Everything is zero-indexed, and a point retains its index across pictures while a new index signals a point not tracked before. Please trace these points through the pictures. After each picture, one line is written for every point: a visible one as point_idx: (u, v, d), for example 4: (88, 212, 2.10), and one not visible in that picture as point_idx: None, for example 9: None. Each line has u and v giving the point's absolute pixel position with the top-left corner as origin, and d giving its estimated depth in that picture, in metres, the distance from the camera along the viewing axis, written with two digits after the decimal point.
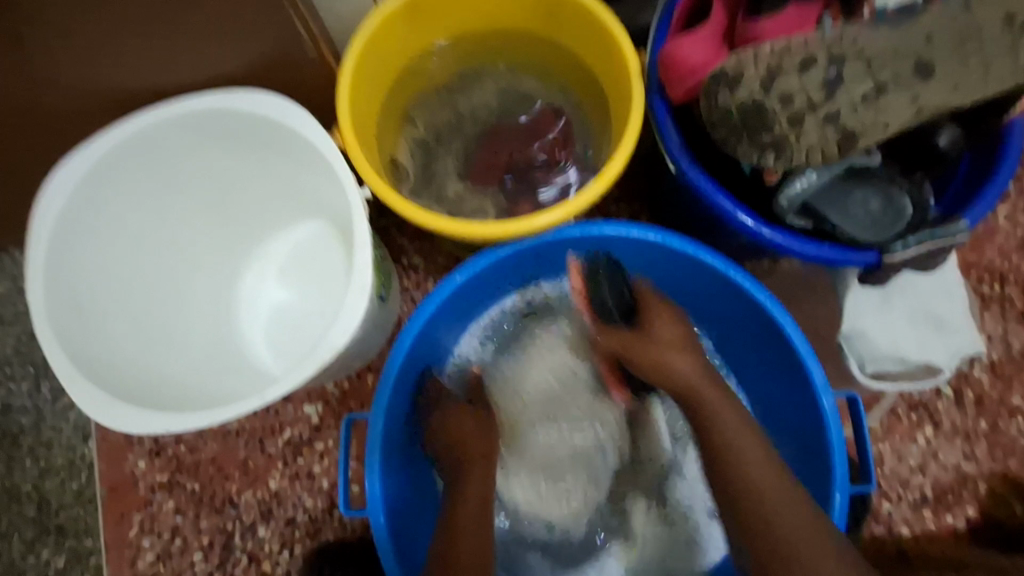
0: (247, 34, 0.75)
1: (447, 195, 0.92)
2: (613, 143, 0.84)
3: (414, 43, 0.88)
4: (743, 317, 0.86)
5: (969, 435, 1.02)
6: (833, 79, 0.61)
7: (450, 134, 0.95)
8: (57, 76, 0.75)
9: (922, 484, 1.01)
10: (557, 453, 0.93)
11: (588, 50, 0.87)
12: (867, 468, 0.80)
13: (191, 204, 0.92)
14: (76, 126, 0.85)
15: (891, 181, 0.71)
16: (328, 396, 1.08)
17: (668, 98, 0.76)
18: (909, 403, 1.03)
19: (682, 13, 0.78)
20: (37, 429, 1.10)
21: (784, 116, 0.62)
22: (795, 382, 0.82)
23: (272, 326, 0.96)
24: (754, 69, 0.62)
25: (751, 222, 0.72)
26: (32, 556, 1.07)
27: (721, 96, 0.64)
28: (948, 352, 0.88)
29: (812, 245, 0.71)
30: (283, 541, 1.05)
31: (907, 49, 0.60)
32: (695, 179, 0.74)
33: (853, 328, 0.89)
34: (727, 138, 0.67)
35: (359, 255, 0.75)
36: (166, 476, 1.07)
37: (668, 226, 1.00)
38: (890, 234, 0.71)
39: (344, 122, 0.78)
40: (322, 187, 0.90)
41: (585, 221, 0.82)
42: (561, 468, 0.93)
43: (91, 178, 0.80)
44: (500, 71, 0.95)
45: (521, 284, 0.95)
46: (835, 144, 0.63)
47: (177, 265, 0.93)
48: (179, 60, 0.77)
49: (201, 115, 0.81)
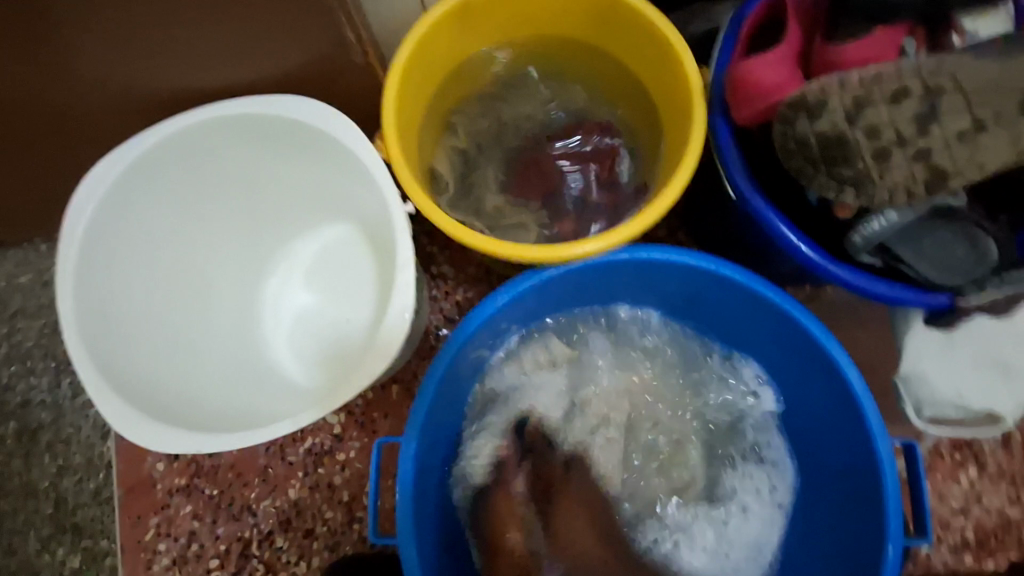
0: (292, 37, 0.71)
1: (485, 209, 0.87)
2: (666, 166, 0.79)
3: (462, 48, 0.85)
4: (790, 351, 0.82)
5: (1015, 478, 0.97)
6: (927, 113, 0.56)
7: (491, 144, 0.90)
8: (97, 73, 0.71)
9: (964, 527, 0.96)
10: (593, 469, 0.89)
11: (645, 64, 0.82)
12: (924, 521, 0.75)
13: (220, 206, 0.89)
14: (108, 125, 0.82)
15: (976, 224, 0.65)
16: (352, 407, 1.05)
17: (732, 120, 0.72)
18: (954, 441, 0.98)
19: (749, 31, 0.73)
20: (57, 425, 1.08)
21: (869, 150, 0.58)
22: (849, 424, 0.78)
23: (297, 333, 0.93)
24: (839, 98, 0.58)
25: (817, 255, 0.68)
26: (48, 554, 1.06)
27: (799, 125, 0.60)
28: (1015, 401, 0.83)
29: (882, 284, 0.67)
30: (301, 553, 1.02)
31: (1011, 85, 0.56)
32: (757, 208, 0.70)
33: (912, 369, 0.86)
34: (802, 169, 0.62)
35: (401, 276, 0.72)
36: (185, 480, 1.05)
37: (711, 249, 0.96)
38: (974, 275, 0.66)
39: (390, 131, 0.73)
40: (359, 195, 0.86)
41: (634, 245, 0.79)
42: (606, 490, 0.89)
43: (122, 182, 0.78)
44: (547, 81, 0.90)
45: (560, 309, 0.91)
46: (923, 184, 0.58)
47: (204, 268, 0.90)
48: (222, 62, 0.74)
49: (239, 117, 0.79)
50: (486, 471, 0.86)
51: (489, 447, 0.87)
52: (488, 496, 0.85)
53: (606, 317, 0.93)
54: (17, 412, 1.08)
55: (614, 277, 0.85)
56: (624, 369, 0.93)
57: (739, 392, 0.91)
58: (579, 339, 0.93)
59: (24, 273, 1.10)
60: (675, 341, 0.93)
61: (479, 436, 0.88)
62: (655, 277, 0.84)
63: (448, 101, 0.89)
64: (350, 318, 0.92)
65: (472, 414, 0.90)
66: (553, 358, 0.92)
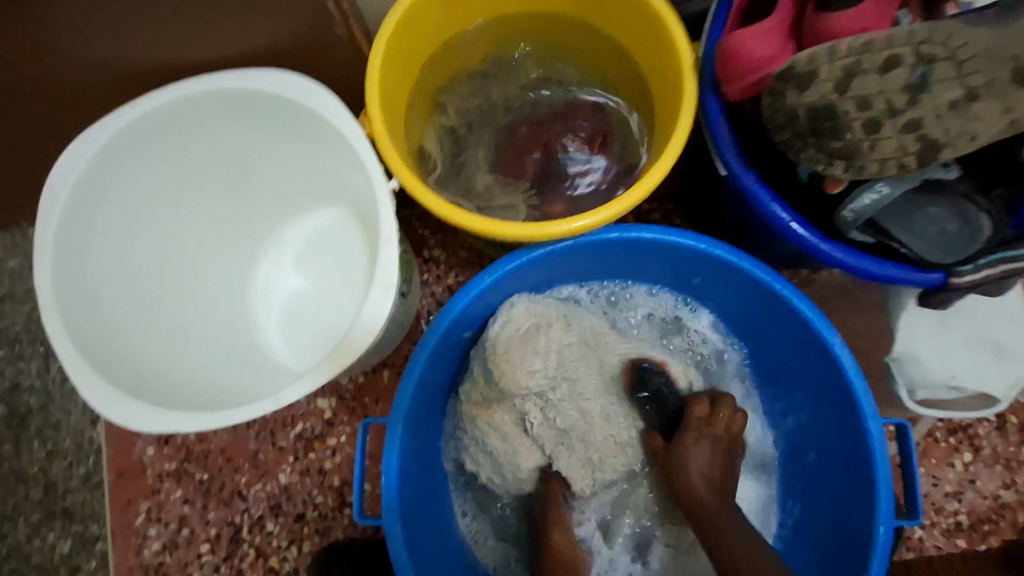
0: (271, 12, 0.70)
1: (475, 189, 0.85)
2: (657, 145, 0.77)
3: (449, 25, 0.83)
4: (777, 330, 0.82)
5: (1010, 462, 0.97)
6: (920, 80, 0.55)
7: (482, 124, 0.88)
8: (74, 49, 0.69)
9: (957, 511, 0.96)
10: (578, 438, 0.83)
11: (635, 40, 0.81)
12: (914, 502, 0.75)
13: (207, 188, 0.88)
14: (89, 105, 0.81)
15: (966, 197, 0.65)
16: (342, 391, 1.04)
17: (723, 96, 0.71)
18: (948, 425, 0.97)
19: (741, 5, 0.72)
20: (45, 410, 1.07)
21: (859, 122, 0.57)
22: (841, 405, 0.77)
23: (287, 318, 0.92)
24: (830, 67, 0.56)
25: (807, 233, 0.67)
26: (38, 538, 1.05)
27: (788, 97, 0.59)
28: (1006, 381, 0.82)
29: (874, 261, 0.66)
30: (292, 538, 1.02)
31: (1005, 53, 0.54)
32: (747, 184, 0.68)
33: (905, 350, 0.84)
34: (791, 143, 0.61)
35: (384, 254, 0.70)
36: (174, 465, 1.05)
37: (703, 231, 0.95)
38: (968, 251, 0.65)
39: (373, 106, 0.72)
40: (348, 176, 0.85)
41: (623, 224, 0.79)
42: (578, 389, 0.83)
43: (103, 158, 0.76)
44: (538, 60, 0.89)
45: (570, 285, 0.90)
46: (914, 155, 0.57)
47: (188, 250, 0.89)
48: (203, 34, 0.72)
49: (220, 94, 0.77)
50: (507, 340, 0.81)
51: (536, 310, 0.84)
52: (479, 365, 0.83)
53: (641, 295, 0.91)
54: (5, 398, 1.08)
55: (605, 255, 0.84)
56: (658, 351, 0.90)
57: (751, 436, 0.89)
58: (640, 323, 0.91)
59: (10, 257, 1.09)
60: (715, 363, 0.91)
61: (518, 309, 0.83)
62: (647, 256, 0.83)
63: (437, 81, 0.88)
64: (340, 301, 0.92)
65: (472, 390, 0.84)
66: (634, 327, 0.91)
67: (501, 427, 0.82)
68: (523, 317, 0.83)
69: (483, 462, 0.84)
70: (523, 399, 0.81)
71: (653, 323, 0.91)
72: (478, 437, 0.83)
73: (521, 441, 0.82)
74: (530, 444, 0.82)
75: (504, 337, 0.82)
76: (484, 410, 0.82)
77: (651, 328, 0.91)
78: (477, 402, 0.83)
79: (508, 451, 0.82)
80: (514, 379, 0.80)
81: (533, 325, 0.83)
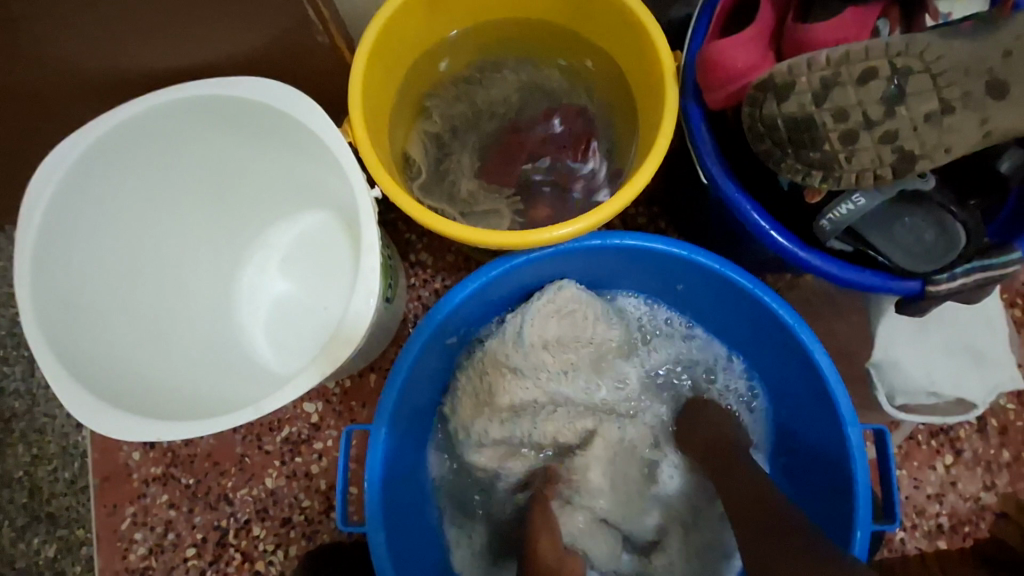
0: (251, 19, 0.69)
1: (459, 195, 0.85)
2: (639, 154, 0.77)
3: (433, 32, 0.83)
4: (758, 336, 0.83)
5: (990, 464, 0.98)
6: (895, 93, 0.55)
7: (466, 129, 0.88)
8: (53, 58, 0.69)
9: (939, 513, 0.97)
10: (561, 427, 0.84)
11: (618, 47, 0.81)
12: (892, 507, 0.75)
13: (192, 190, 0.88)
14: (69, 113, 0.80)
15: (943, 207, 0.65)
16: (329, 395, 1.04)
17: (704, 104, 0.71)
18: (930, 428, 0.98)
19: (723, 14, 0.72)
20: (30, 415, 1.07)
21: (836, 133, 0.57)
22: (821, 410, 0.78)
23: (272, 322, 0.92)
24: (808, 78, 0.56)
25: (787, 241, 0.67)
26: (22, 544, 1.05)
27: (767, 107, 0.59)
28: (985, 387, 0.84)
29: (852, 270, 0.66)
30: (278, 542, 1.02)
31: (979, 66, 0.55)
32: (727, 192, 0.69)
33: (886, 356, 0.85)
34: (770, 152, 0.62)
35: (365, 261, 0.70)
36: (161, 469, 1.04)
37: (688, 235, 0.96)
38: (942, 262, 0.66)
39: (355, 114, 0.72)
40: (332, 182, 0.85)
41: (606, 231, 0.79)
42: (589, 382, 0.85)
43: (83, 163, 0.75)
44: (523, 65, 0.89)
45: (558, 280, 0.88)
46: (890, 167, 0.58)
47: (171, 254, 0.88)
48: (185, 41, 0.71)
49: (202, 99, 0.77)
50: (538, 322, 0.83)
51: (580, 298, 0.85)
52: (500, 351, 0.84)
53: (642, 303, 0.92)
54: None
55: (589, 261, 0.84)
56: (660, 361, 0.91)
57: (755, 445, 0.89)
58: (652, 327, 0.92)
59: None
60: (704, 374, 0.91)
61: (554, 295, 0.84)
62: (631, 263, 0.83)
63: (421, 85, 0.87)
64: (326, 305, 0.92)
65: (478, 360, 0.86)
66: (644, 329, 0.92)
67: (492, 400, 0.83)
68: (562, 300, 0.84)
69: (460, 411, 0.86)
70: (540, 379, 0.83)
71: (667, 329, 0.92)
72: (478, 389, 0.85)
73: (500, 415, 0.82)
74: (503, 421, 0.83)
75: (533, 317, 0.83)
76: (495, 370, 0.83)
77: (660, 335, 0.92)
78: (495, 357, 0.84)
79: (490, 417, 0.83)
80: (534, 356, 0.83)
81: (565, 310, 0.84)
